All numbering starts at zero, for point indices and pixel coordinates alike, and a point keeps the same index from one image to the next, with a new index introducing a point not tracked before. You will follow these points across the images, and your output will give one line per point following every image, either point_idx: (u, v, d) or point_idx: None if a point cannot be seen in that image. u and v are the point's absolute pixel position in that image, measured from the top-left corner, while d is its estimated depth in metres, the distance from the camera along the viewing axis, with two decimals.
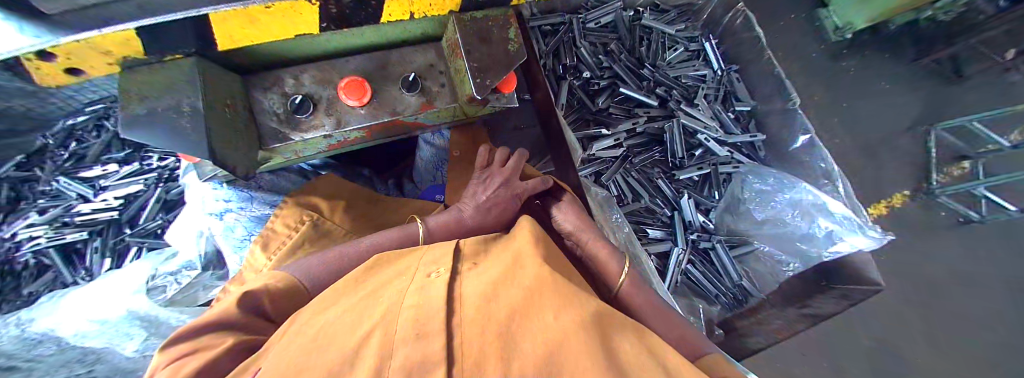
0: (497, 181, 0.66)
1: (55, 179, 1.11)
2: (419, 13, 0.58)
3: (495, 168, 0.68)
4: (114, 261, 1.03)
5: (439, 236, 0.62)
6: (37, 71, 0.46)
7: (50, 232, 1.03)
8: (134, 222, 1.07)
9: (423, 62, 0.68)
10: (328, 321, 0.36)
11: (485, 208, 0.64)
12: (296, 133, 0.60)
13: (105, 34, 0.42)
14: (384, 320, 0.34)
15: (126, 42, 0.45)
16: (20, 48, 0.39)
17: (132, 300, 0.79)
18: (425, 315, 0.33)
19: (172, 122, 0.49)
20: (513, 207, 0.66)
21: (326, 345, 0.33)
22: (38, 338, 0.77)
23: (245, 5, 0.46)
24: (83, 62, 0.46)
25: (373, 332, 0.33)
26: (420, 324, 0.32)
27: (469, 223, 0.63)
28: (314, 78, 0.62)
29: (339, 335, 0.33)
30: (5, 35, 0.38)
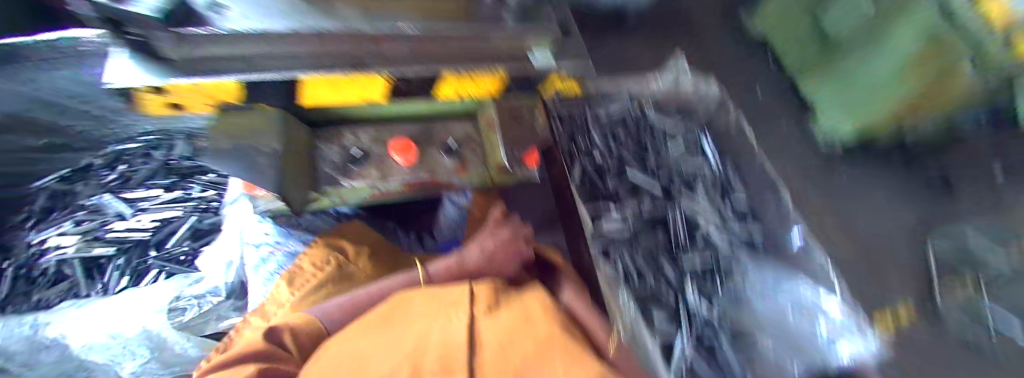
0: (505, 233, 0.74)
1: (99, 195, 1.18)
2: (464, 94, 0.72)
3: (503, 225, 0.77)
4: (131, 280, 1.15)
5: (440, 279, 0.69)
6: (144, 101, 0.56)
7: (80, 244, 1.13)
8: (161, 245, 1.20)
9: (462, 132, 0.79)
10: (357, 351, 0.40)
11: (489, 255, 0.72)
12: (347, 179, 0.70)
13: (216, 81, 0.54)
14: (412, 354, 0.37)
15: (219, 87, 0.56)
16: (142, 83, 0.51)
17: (157, 315, 0.94)
18: (450, 353, 0.37)
19: (251, 159, 0.59)
20: (518, 258, 0.73)
21: (357, 371, 0.36)
22: None
23: (332, 73, 0.58)
24: (189, 100, 0.57)
25: (402, 363, 0.36)
26: (446, 361, 0.36)
27: (469, 265, 0.70)
28: (371, 136, 0.73)
29: (368, 365, 0.37)
30: (136, 76, 0.51)
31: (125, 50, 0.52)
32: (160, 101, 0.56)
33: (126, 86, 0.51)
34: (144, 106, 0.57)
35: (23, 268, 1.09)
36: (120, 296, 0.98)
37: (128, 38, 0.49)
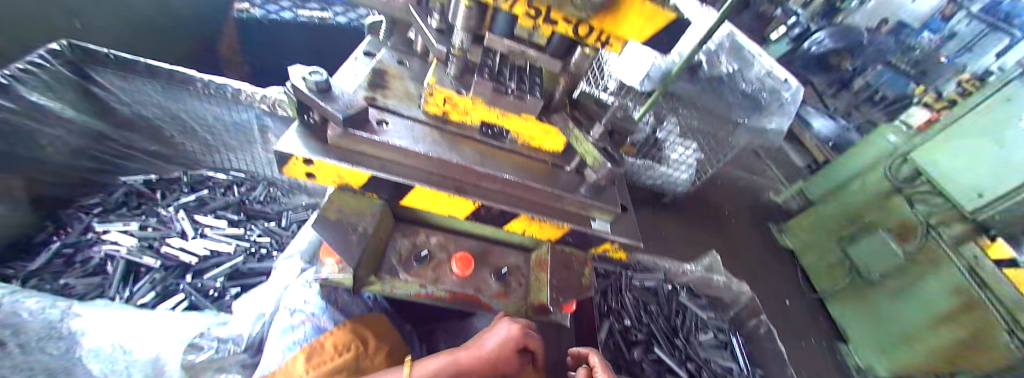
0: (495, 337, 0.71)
1: (177, 210, 1.27)
2: (530, 231, 0.82)
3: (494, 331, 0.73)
4: (155, 298, 1.04)
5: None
6: (286, 167, 0.68)
7: (136, 247, 1.12)
8: (198, 274, 1.14)
9: (514, 262, 0.87)
10: None
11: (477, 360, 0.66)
12: (404, 273, 0.76)
13: (353, 169, 0.67)
14: None
15: (350, 173, 0.67)
16: (302, 155, 0.65)
17: (169, 348, 0.82)
18: None
19: (344, 234, 0.68)
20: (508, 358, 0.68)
21: None
22: (64, 332, 0.76)
23: (439, 189, 0.71)
24: (322, 175, 0.69)
25: None
26: None
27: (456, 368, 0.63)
28: (439, 241, 0.82)
29: None
30: (301, 149, 0.66)
31: (298, 126, 0.71)
32: (301, 169, 0.68)
33: (289, 153, 0.64)
34: (282, 171, 0.69)
35: (68, 247, 1.11)
36: (144, 314, 0.90)
37: (304, 118, 0.71)
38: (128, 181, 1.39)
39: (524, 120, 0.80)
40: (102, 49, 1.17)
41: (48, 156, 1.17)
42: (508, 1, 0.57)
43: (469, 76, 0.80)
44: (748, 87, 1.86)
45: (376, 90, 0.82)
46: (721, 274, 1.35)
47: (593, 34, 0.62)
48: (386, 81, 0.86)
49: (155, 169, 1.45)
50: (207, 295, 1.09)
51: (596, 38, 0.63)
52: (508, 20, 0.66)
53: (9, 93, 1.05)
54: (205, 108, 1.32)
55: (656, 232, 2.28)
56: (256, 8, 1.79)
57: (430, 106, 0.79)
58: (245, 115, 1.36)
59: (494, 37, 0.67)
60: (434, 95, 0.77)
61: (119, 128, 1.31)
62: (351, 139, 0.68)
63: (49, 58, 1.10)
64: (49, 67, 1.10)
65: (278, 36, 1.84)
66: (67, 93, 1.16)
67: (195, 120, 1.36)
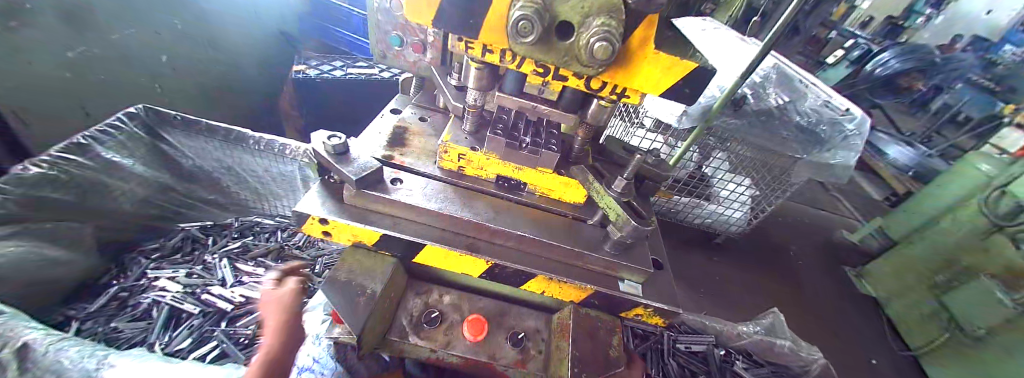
0: None
1: (221, 258, 1.35)
2: (548, 291, 0.76)
3: None
4: (190, 344, 1.09)
5: None
6: (306, 225, 0.70)
7: (178, 295, 1.19)
8: (232, 320, 1.17)
9: (533, 325, 0.80)
10: None
11: None
12: (415, 336, 0.73)
13: (365, 228, 0.68)
14: None
15: (360, 232, 0.69)
16: (317, 214, 0.68)
17: None
18: None
19: (354, 297, 0.66)
20: None
21: None
22: None
23: (449, 248, 0.69)
24: (337, 233, 0.71)
25: None
26: None
27: None
28: (452, 301, 0.79)
29: None
30: (317, 209, 0.69)
31: (317, 186, 0.74)
32: (317, 228, 0.70)
33: (305, 214, 0.67)
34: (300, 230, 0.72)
35: (124, 290, 1.21)
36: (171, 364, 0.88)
37: (326, 178, 0.76)
38: (185, 227, 1.52)
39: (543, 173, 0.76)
40: (173, 114, 1.37)
41: (115, 203, 1.29)
42: (514, 62, 0.57)
43: (483, 130, 0.81)
44: (805, 120, 1.67)
45: (395, 148, 0.83)
46: (784, 338, 1.18)
47: (607, 87, 0.58)
48: (407, 139, 0.87)
49: (211, 216, 1.59)
50: (240, 342, 1.11)
51: (611, 91, 0.59)
52: (517, 79, 0.66)
53: (88, 153, 1.19)
54: (254, 161, 1.48)
55: (710, 277, 1.99)
56: (310, 69, 2.00)
57: (445, 162, 0.79)
58: (281, 165, 1.47)
59: (502, 96, 0.68)
60: (448, 152, 0.77)
61: (182, 180, 1.48)
62: (363, 198, 0.70)
63: (125, 121, 1.28)
64: (125, 129, 1.28)
65: (325, 95, 2.02)
66: (139, 149, 1.33)
67: (246, 172, 1.52)
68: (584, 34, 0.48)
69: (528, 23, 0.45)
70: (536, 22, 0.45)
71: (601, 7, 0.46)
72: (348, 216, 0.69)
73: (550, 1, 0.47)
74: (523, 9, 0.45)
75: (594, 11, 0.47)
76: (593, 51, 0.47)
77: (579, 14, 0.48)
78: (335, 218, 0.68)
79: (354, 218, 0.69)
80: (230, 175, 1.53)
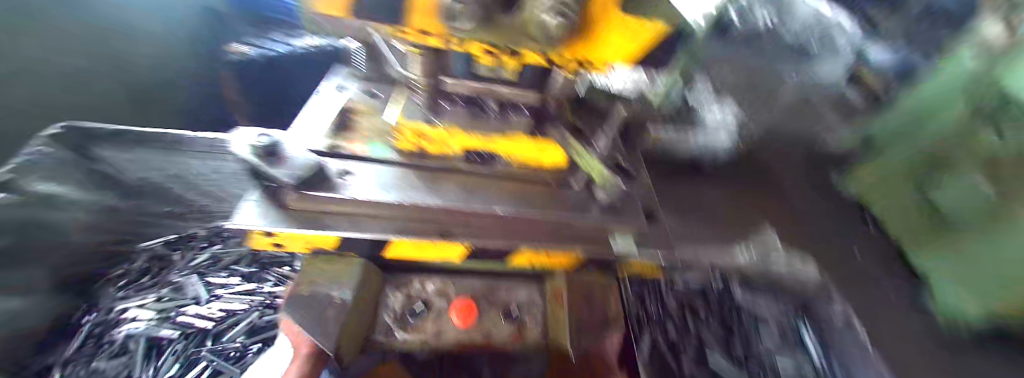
0: None
1: (189, 274, 1.27)
2: (540, 263, 0.71)
3: None
4: (181, 368, 1.05)
5: None
6: (252, 239, 0.61)
7: (152, 322, 1.13)
8: (217, 337, 1.12)
9: (525, 297, 0.76)
10: None
11: None
12: (401, 331, 0.68)
13: (317, 234, 0.58)
14: None
15: (312, 237, 0.59)
16: (256, 227, 0.57)
17: None
18: None
19: (323, 309, 0.60)
20: None
21: None
22: None
23: (420, 238, 0.61)
24: (288, 242, 0.61)
25: None
26: None
27: None
28: (437, 288, 0.73)
29: None
30: (253, 223, 0.58)
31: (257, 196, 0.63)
32: (265, 241, 0.61)
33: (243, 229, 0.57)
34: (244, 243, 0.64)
35: (97, 326, 1.17)
36: None
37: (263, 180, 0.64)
38: (149, 246, 1.39)
39: (526, 141, 0.73)
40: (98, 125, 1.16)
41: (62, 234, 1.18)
42: (459, 44, 0.48)
43: (441, 103, 0.74)
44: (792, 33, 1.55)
45: (342, 135, 0.72)
46: None
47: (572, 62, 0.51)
48: (355, 121, 0.76)
49: (173, 230, 1.44)
50: (229, 357, 1.08)
51: (574, 65, 0.52)
52: (465, 61, 0.59)
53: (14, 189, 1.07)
54: (203, 165, 1.29)
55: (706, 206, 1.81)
56: None
57: (400, 142, 0.70)
58: (219, 163, 1.28)
59: (456, 81, 0.62)
60: None
61: (126, 198, 1.33)
62: (309, 199, 0.61)
63: (51, 143, 1.12)
64: (51, 152, 1.12)
65: None
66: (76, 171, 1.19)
67: (199, 179, 1.36)
68: (532, 7, 0.38)
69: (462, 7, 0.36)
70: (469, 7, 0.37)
71: None
72: (292, 225, 0.59)
73: None
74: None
75: None
76: (547, 29, 0.38)
77: None
78: (275, 229, 0.58)
79: (308, 225, 0.60)
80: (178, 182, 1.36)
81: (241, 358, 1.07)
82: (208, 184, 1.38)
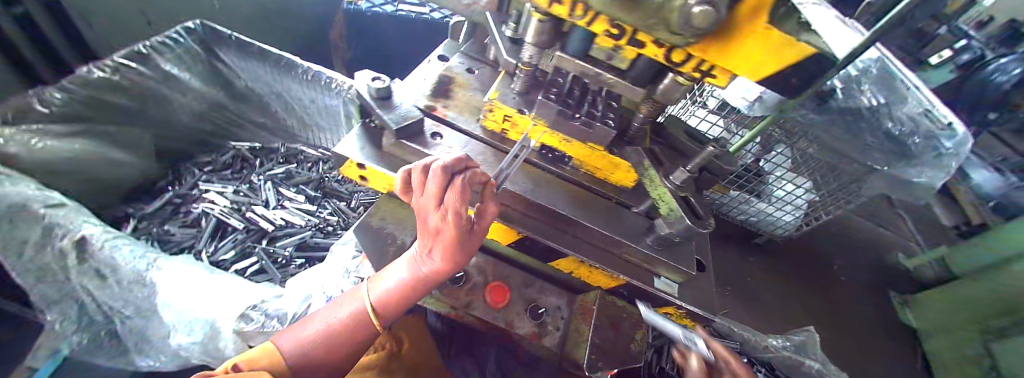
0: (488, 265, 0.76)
1: (264, 180, 1.41)
2: (578, 272, 0.75)
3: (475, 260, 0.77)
4: (234, 257, 1.18)
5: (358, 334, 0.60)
6: (343, 168, 0.69)
7: (225, 210, 1.29)
8: (271, 241, 1.25)
9: (555, 301, 0.78)
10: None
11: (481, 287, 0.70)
12: (439, 291, 0.73)
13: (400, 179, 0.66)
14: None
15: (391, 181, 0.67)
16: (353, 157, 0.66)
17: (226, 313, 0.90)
18: None
19: (384, 244, 0.69)
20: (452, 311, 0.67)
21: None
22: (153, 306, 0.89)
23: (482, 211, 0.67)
24: (373, 179, 0.69)
25: None
26: None
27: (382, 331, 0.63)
28: (478, 263, 0.78)
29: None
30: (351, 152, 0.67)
31: (357, 129, 0.72)
32: (354, 172, 0.68)
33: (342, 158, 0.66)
34: None
35: (178, 197, 1.32)
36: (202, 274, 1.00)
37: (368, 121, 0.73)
38: (235, 146, 1.58)
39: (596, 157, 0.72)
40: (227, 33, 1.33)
41: (174, 114, 1.37)
42: (586, 18, 0.47)
43: (535, 92, 0.73)
44: (896, 127, 1.39)
45: (439, 99, 0.78)
46: (814, 358, 1.14)
47: (693, 60, 0.48)
48: (451, 91, 0.82)
49: (259, 139, 1.62)
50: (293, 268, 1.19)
51: (695, 67, 0.50)
52: (585, 36, 0.56)
53: (147, 62, 1.22)
54: (302, 91, 1.45)
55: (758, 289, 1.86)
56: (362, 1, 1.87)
57: (488, 122, 0.74)
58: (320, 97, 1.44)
59: (563, 58, 0.58)
60: (492, 110, 0.71)
61: (234, 100, 1.50)
62: (402, 148, 0.67)
63: (184, 35, 1.28)
64: (182, 42, 1.28)
65: (376, 29, 1.93)
66: (195, 65, 1.34)
67: (296, 102, 1.51)
68: None
69: None
70: None
71: None
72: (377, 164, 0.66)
73: None
74: None
75: None
76: (689, 16, 0.37)
77: None
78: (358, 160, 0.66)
79: (393, 169, 0.67)
80: (274, 100, 1.51)
81: (283, 264, 1.19)
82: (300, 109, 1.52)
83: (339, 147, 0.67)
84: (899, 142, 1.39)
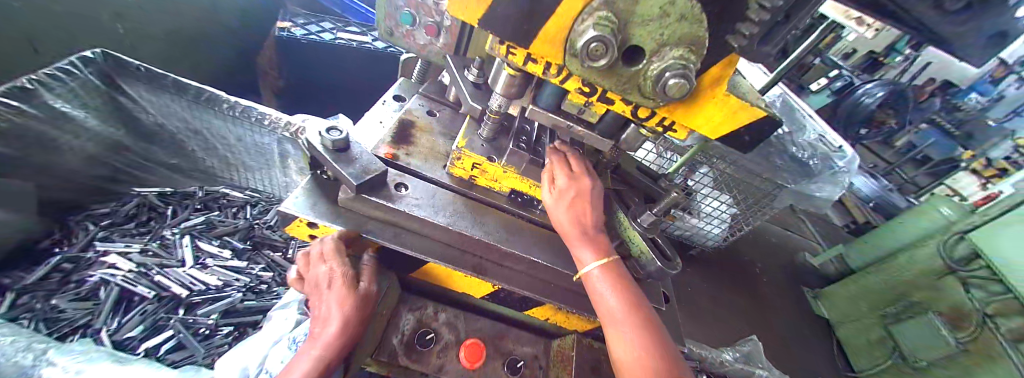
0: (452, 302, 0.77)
1: (183, 234, 1.22)
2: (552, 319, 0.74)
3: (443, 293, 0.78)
4: (143, 332, 0.98)
5: None
6: (287, 225, 0.61)
7: (130, 275, 1.07)
8: (191, 308, 1.07)
9: (530, 351, 0.75)
10: None
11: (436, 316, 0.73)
12: (405, 358, 0.66)
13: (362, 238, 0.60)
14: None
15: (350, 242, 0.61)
16: (303, 215, 0.59)
17: None
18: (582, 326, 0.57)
19: None
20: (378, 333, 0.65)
21: None
22: None
23: (455, 268, 0.63)
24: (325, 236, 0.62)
25: None
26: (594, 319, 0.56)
27: None
28: (447, 319, 0.73)
29: None
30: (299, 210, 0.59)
31: (305, 183, 0.65)
32: (302, 231, 0.62)
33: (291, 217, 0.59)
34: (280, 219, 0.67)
35: (68, 261, 1.09)
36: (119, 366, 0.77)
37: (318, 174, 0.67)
38: (142, 193, 1.37)
39: None
40: (137, 64, 1.14)
41: (65, 161, 1.12)
42: (559, 77, 0.50)
43: (501, 138, 0.74)
44: (800, 152, 1.71)
45: (400, 146, 0.75)
46: (760, 367, 1.25)
47: (657, 118, 0.52)
48: (413, 136, 0.79)
49: (171, 183, 1.43)
50: (223, 334, 1.03)
51: (658, 122, 0.53)
52: (556, 93, 0.58)
53: (31, 99, 0.99)
54: (226, 127, 1.27)
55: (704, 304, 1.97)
56: (296, 28, 1.80)
57: (456, 169, 0.71)
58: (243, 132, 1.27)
59: (536, 111, 0.59)
60: (460, 159, 0.69)
61: (140, 140, 1.27)
62: (362, 202, 0.62)
63: (79, 66, 1.06)
64: (78, 74, 1.06)
65: (312, 58, 1.81)
66: (93, 100, 1.11)
67: (216, 139, 1.33)
68: (654, 65, 0.42)
69: (603, 45, 0.37)
70: (612, 45, 0.37)
71: (683, 39, 0.40)
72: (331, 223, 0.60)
73: (626, 22, 0.39)
74: (598, 29, 0.37)
75: (673, 41, 0.40)
76: (665, 86, 0.41)
77: (656, 42, 0.40)
78: (305, 216, 0.59)
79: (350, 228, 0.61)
80: (192, 136, 1.32)
81: (212, 335, 1.02)
82: (226, 148, 1.35)
83: (287, 205, 0.59)
84: (803, 164, 1.69)
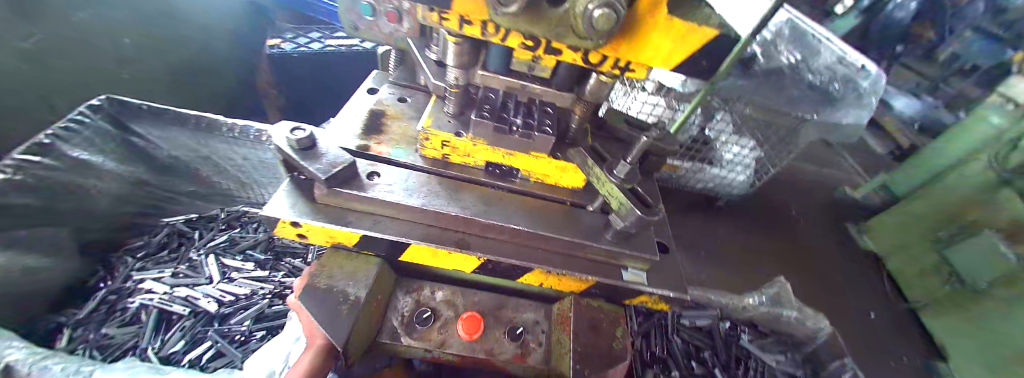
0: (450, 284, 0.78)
1: (207, 254, 1.31)
2: (548, 283, 0.74)
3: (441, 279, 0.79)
4: (185, 345, 1.07)
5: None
6: (277, 228, 0.64)
7: (164, 297, 1.17)
8: (224, 319, 1.15)
9: (531, 317, 0.77)
10: None
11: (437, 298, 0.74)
12: (407, 337, 0.69)
13: (342, 229, 0.62)
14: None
15: (332, 233, 0.63)
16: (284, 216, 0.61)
17: None
18: None
19: (333, 302, 0.61)
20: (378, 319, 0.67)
21: None
22: None
23: (437, 246, 0.64)
24: (310, 233, 0.64)
25: None
26: None
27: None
28: (444, 297, 0.75)
29: None
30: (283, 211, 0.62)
31: (285, 185, 0.67)
32: (289, 231, 0.64)
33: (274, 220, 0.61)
34: None
35: (112, 294, 1.19)
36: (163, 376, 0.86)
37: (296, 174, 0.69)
38: (170, 222, 1.45)
39: (534, 160, 0.70)
40: (138, 102, 1.20)
41: (92, 206, 1.20)
42: (498, 35, 0.48)
43: (469, 112, 0.73)
44: (817, 78, 1.59)
45: (373, 136, 0.75)
46: (790, 308, 1.17)
47: (609, 60, 0.50)
48: (386, 124, 0.80)
49: (194, 209, 1.50)
50: (258, 337, 1.12)
51: (613, 65, 0.50)
52: (503, 53, 0.58)
53: (53, 152, 1.07)
54: (231, 150, 1.33)
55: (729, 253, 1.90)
56: (285, 44, 1.82)
57: (427, 150, 0.71)
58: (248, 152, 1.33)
59: (487, 75, 0.59)
60: (430, 139, 0.69)
61: (159, 174, 1.35)
62: (336, 196, 0.63)
63: (89, 113, 1.14)
64: (90, 122, 1.14)
65: (304, 70, 1.84)
66: (105, 143, 1.18)
67: (224, 161, 1.40)
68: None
69: None
70: None
71: None
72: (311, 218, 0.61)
73: None
74: None
75: None
76: (592, 20, 0.38)
77: None
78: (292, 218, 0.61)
79: (327, 221, 0.62)
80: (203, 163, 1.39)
81: (247, 340, 1.10)
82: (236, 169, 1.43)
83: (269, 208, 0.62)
84: (823, 91, 1.59)
